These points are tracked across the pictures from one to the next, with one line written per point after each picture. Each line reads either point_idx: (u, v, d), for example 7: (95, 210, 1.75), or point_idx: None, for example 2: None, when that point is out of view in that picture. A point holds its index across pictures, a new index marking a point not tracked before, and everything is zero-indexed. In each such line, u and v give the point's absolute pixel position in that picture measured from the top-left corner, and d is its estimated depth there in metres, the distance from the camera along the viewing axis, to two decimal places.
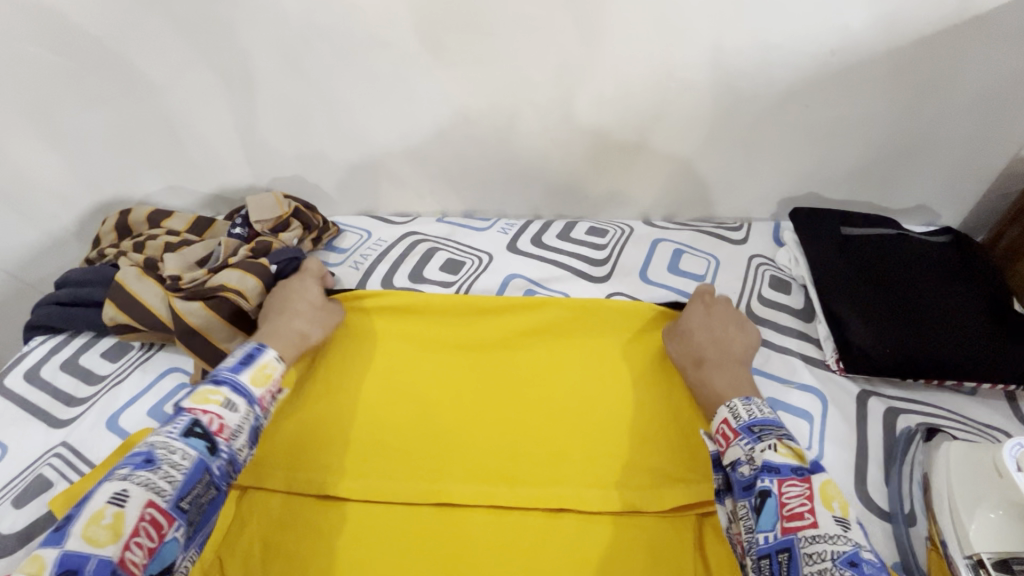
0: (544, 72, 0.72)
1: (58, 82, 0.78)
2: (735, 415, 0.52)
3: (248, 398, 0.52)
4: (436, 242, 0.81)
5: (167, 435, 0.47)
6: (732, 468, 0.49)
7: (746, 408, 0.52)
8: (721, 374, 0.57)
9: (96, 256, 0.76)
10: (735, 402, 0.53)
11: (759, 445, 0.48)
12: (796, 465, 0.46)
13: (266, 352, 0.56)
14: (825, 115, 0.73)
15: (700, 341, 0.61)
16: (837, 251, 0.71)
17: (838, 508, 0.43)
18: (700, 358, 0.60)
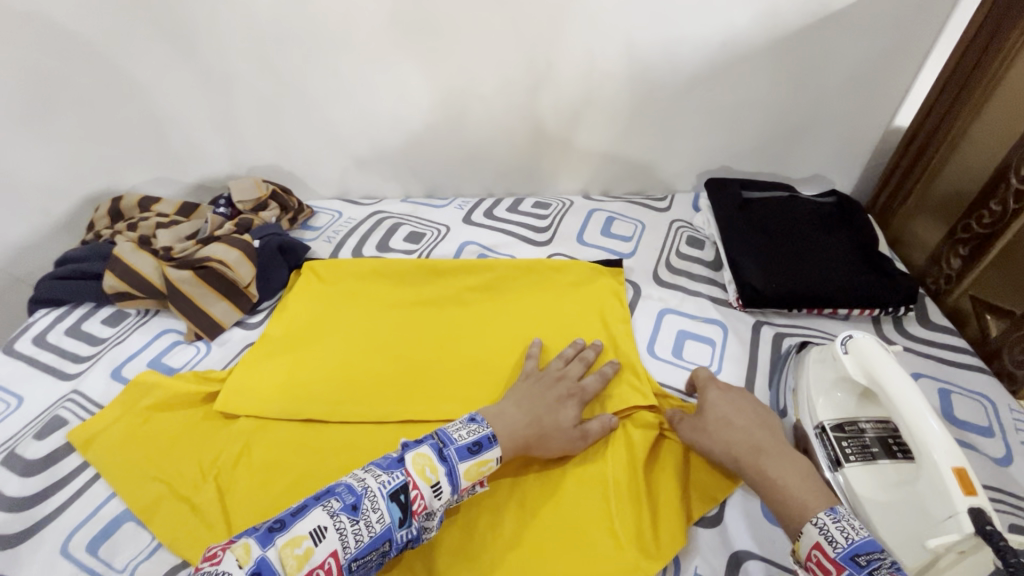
0: (487, 67, 0.84)
1: (53, 83, 0.87)
2: (830, 540, 0.43)
3: (454, 488, 0.50)
4: (401, 218, 0.92)
5: (380, 488, 0.47)
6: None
7: (839, 528, 0.44)
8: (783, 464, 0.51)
9: (92, 237, 0.85)
10: (822, 519, 0.45)
11: None
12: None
13: (493, 447, 0.53)
14: (726, 98, 0.87)
15: (738, 433, 0.55)
16: (737, 210, 0.85)
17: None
18: (757, 448, 0.53)
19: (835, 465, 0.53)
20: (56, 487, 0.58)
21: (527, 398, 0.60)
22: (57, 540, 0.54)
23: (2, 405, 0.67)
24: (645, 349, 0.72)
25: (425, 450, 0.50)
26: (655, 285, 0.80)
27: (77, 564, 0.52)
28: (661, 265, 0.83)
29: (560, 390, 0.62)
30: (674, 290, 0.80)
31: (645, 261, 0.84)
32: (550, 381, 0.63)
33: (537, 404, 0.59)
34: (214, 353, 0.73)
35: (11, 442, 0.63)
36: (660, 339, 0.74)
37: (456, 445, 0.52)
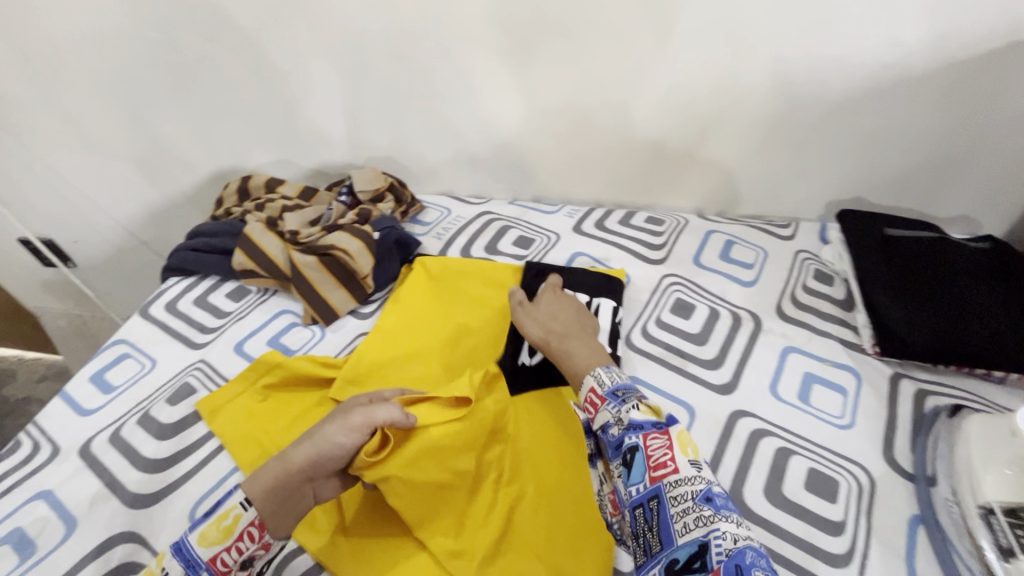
0: (619, 73, 0.81)
1: (202, 63, 0.92)
2: (600, 382, 0.57)
3: (195, 562, 0.48)
4: (509, 221, 0.91)
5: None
6: (603, 430, 0.54)
7: (608, 375, 0.58)
8: (580, 346, 0.63)
9: (222, 213, 0.90)
10: (598, 371, 0.59)
11: (623, 406, 0.54)
12: (654, 420, 0.52)
13: (234, 495, 0.51)
14: (876, 124, 0.79)
15: (554, 319, 0.68)
16: (876, 247, 0.78)
17: (691, 452, 0.50)
18: (564, 332, 0.66)
19: (1005, 555, 0.48)
20: (185, 453, 0.61)
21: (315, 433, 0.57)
22: (185, 507, 0.56)
23: (138, 365, 0.71)
24: (769, 389, 0.67)
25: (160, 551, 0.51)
26: (777, 319, 0.75)
27: None
28: (785, 299, 0.78)
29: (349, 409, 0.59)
30: (800, 328, 0.74)
31: (768, 292, 0.79)
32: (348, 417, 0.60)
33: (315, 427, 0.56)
34: (328, 339, 0.74)
35: (144, 403, 0.66)
36: (785, 379, 0.68)
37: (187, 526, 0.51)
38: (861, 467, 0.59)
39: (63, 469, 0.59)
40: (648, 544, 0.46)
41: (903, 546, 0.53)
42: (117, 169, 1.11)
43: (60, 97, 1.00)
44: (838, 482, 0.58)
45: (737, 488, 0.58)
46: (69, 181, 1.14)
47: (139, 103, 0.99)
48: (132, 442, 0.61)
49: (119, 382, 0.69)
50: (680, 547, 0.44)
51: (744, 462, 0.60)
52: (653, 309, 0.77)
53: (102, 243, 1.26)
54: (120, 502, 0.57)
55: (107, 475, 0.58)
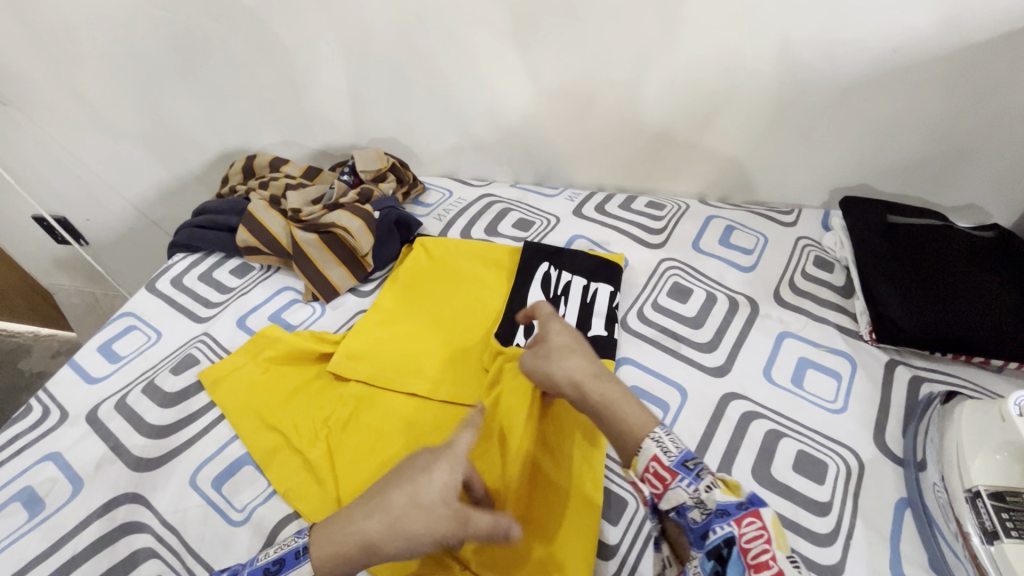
0: (625, 55, 0.80)
1: (210, 42, 0.93)
2: (665, 451, 0.48)
3: None
4: (510, 204, 0.91)
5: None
6: (678, 514, 0.47)
7: (671, 440, 0.49)
8: (624, 399, 0.53)
9: (227, 192, 0.91)
10: (658, 434, 0.50)
11: (702, 485, 0.47)
12: (738, 501, 0.46)
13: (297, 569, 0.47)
14: (884, 109, 0.78)
15: (581, 358, 0.56)
16: (879, 234, 0.77)
17: (785, 544, 0.45)
18: (597, 373, 0.55)
19: (989, 538, 0.48)
20: (187, 421, 0.63)
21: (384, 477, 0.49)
22: (186, 472, 0.58)
23: (144, 337, 0.73)
24: (762, 372, 0.67)
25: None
26: (775, 305, 0.75)
27: (204, 498, 0.56)
28: (784, 285, 0.78)
29: (423, 456, 0.49)
30: (797, 313, 0.74)
31: (766, 277, 0.79)
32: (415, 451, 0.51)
33: (391, 491, 0.47)
34: (328, 315, 0.76)
35: (149, 373, 0.68)
36: (778, 363, 0.68)
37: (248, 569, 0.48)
38: (851, 451, 0.59)
39: (71, 434, 0.61)
40: None
41: (889, 527, 0.54)
42: (128, 148, 1.13)
43: (72, 76, 1.02)
44: (827, 465, 0.58)
45: (725, 469, 0.58)
46: (81, 159, 1.16)
47: (149, 82, 1.00)
48: (137, 409, 0.63)
49: (126, 353, 0.71)
50: None
51: (734, 442, 0.60)
52: (651, 292, 0.77)
53: (112, 221, 1.28)
54: (124, 465, 0.59)
55: (113, 440, 0.60)
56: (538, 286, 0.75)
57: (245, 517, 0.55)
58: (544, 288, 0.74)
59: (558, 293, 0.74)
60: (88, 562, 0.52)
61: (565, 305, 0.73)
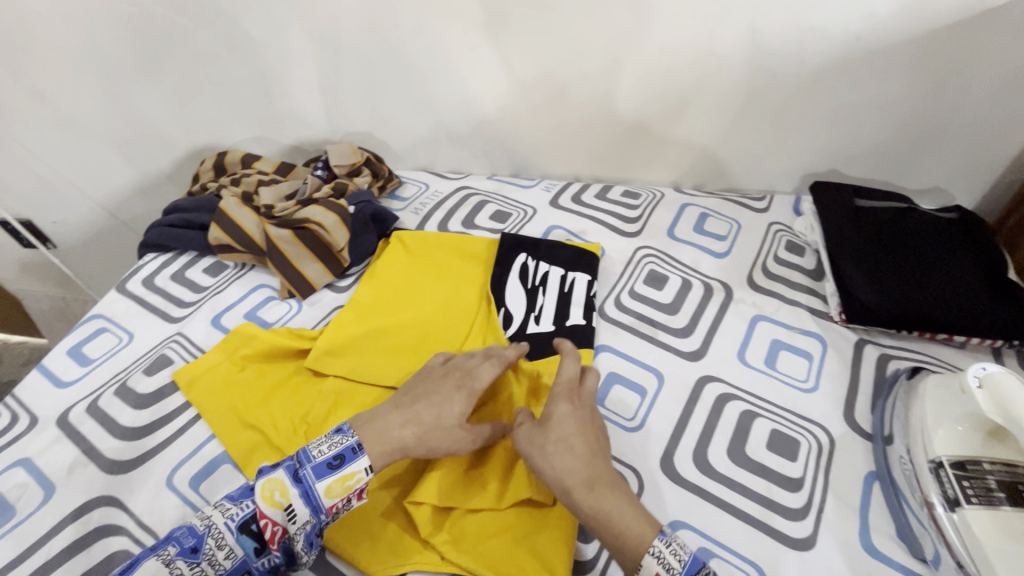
0: (597, 46, 0.81)
1: (175, 37, 0.90)
2: (668, 570, 0.44)
3: (313, 509, 0.49)
4: (487, 196, 0.91)
5: (226, 523, 0.47)
6: None
7: (672, 552, 0.45)
8: (615, 504, 0.48)
9: (198, 189, 0.90)
10: (656, 546, 0.45)
11: None
12: None
13: (362, 457, 0.51)
14: (849, 96, 0.80)
15: (578, 455, 0.51)
16: (847, 217, 0.79)
17: None
18: (591, 482, 0.50)
19: (951, 505, 0.50)
20: (162, 422, 0.62)
21: (410, 395, 0.57)
22: (163, 473, 0.57)
23: (116, 338, 0.72)
24: (737, 355, 0.69)
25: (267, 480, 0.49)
26: (748, 289, 0.77)
27: (181, 497, 0.55)
28: (757, 269, 0.79)
29: (449, 384, 0.58)
30: (770, 296, 0.76)
31: (740, 262, 0.80)
32: (440, 377, 0.59)
33: (421, 407, 0.56)
34: (305, 312, 0.75)
35: (122, 375, 0.67)
36: (752, 345, 0.70)
37: (312, 465, 0.50)
38: (821, 428, 0.61)
39: (42, 438, 0.60)
40: None
41: (858, 500, 0.55)
42: (94, 147, 1.10)
43: (32, 74, 0.99)
44: (800, 442, 0.60)
45: (701, 450, 0.59)
46: (45, 160, 1.13)
47: (114, 78, 0.98)
48: (110, 412, 0.62)
49: (97, 355, 0.70)
50: None
51: (710, 423, 0.62)
52: (627, 281, 0.78)
53: (80, 223, 1.25)
54: (98, 469, 0.58)
55: (85, 443, 0.59)
56: (516, 276, 0.75)
57: None
58: (522, 279, 0.75)
59: (536, 283, 0.75)
60: (62, 566, 0.51)
61: (542, 295, 0.74)
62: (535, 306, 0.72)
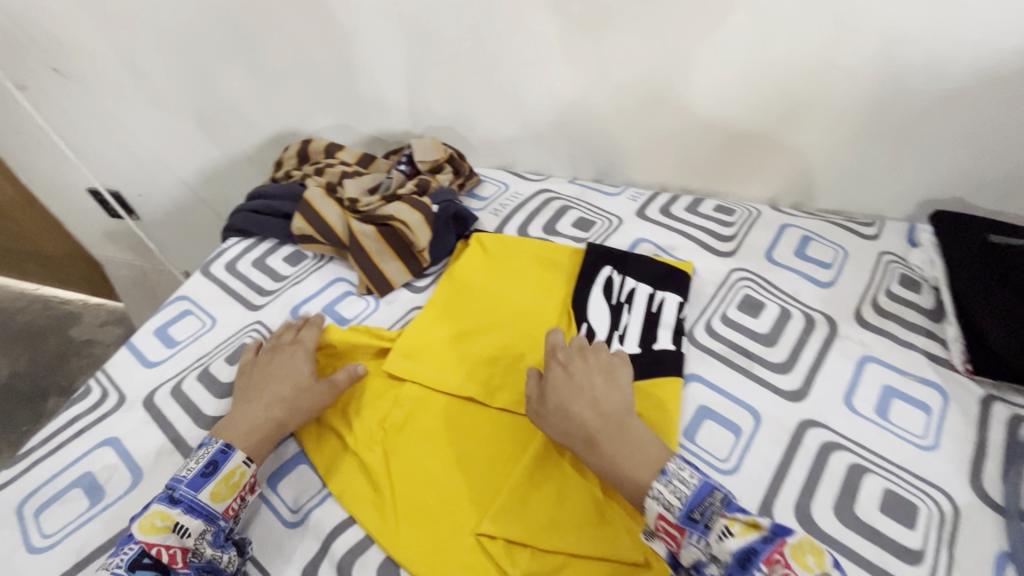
0: (703, 48, 0.75)
1: (269, 21, 0.90)
2: (668, 507, 0.45)
3: (210, 515, 0.51)
4: (569, 201, 0.87)
5: (114, 569, 0.47)
6: (696, 571, 0.43)
7: (671, 491, 0.46)
8: (619, 448, 0.50)
9: (281, 176, 0.90)
10: (657, 487, 0.46)
11: (711, 538, 0.42)
12: (761, 536, 0.41)
13: (232, 453, 0.54)
14: (991, 118, 0.71)
15: (580, 409, 0.53)
16: (978, 255, 0.70)
17: (817, 564, 0.41)
18: (594, 433, 0.52)
19: None
20: None
21: (249, 380, 0.62)
22: None
23: (199, 323, 0.73)
24: (844, 400, 0.62)
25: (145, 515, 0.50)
26: (856, 326, 0.70)
27: (259, 499, 0.56)
28: (866, 304, 0.72)
29: (274, 362, 0.63)
30: (881, 336, 0.69)
31: (847, 295, 0.73)
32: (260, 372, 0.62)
33: (257, 402, 0.59)
34: (382, 310, 0.73)
35: (204, 360, 0.67)
36: (861, 390, 0.63)
37: (183, 480, 0.52)
38: (944, 494, 0.55)
39: (130, 418, 0.61)
40: None
41: None
42: (182, 126, 1.12)
43: (131, 52, 1.01)
44: (919, 508, 0.54)
45: (804, 503, 0.54)
46: (135, 135, 1.17)
47: (207, 60, 0.99)
48: (194, 399, 0.63)
49: (181, 338, 0.70)
50: None
51: (814, 474, 0.56)
52: (720, 305, 0.73)
53: (163, 197, 1.29)
54: (180, 456, 0.58)
55: (170, 429, 0.60)
56: (600, 291, 0.71)
57: (300, 519, 0.55)
58: (607, 294, 0.71)
59: (622, 300, 0.71)
60: None
61: (628, 313, 0.69)
62: (620, 325, 0.68)
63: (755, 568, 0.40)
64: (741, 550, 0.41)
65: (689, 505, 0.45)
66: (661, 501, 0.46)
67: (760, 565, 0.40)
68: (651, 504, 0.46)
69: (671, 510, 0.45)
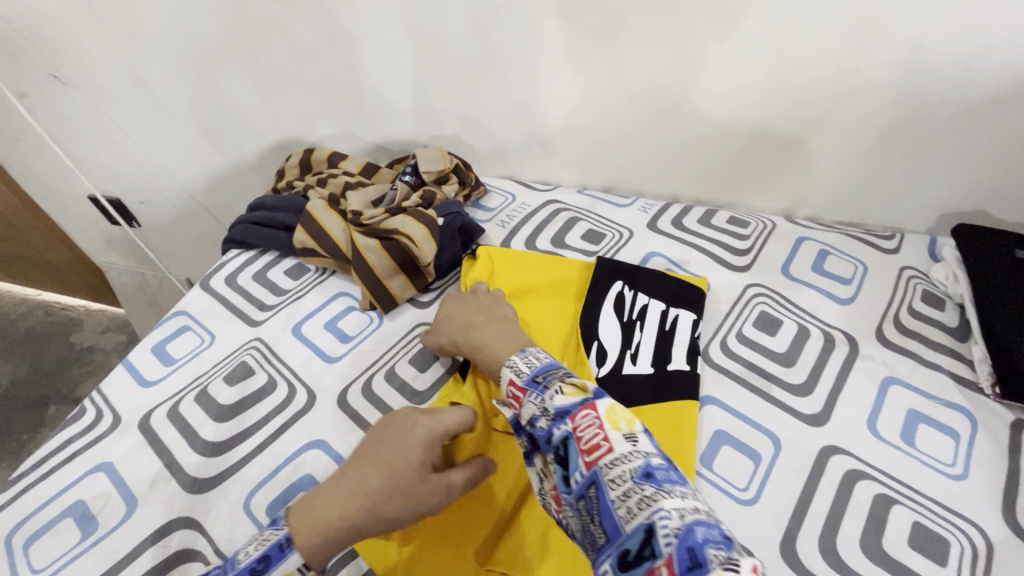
0: (720, 56, 0.72)
1: (272, 29, 0.88)
2: (518, 373, 0.49)
3: None
4: (578, 212, 0.85)
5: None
6: (530, 426, 0.44)
7: (524, 362, 0.50)
8: (493, 335, 0.58)
9: (283, 186, 0.88)
10: (515, 361, 0.51)
11: (546, 394, 0.44)
12: (580, 398, 0.43)
13: (286, 559, 0.43)
14: (1020, 130, 0.68)
15: (468, 315, 0.62)
16: (1004, 272, 0.67)
17: (627, 426, 0.41)
18: (472, 324, 0.61)
19: None
20: (240, 438, 0.59)
21: (359, 461, 0.48)
22: (240, 496, 0.54)
23: (197, 339, 0.70)
24: (867, 425, 0.60)
25: None
26: (879, 345, 0.67)
27: (255, 524, 0.53)
28: (888, 322, 0.69)
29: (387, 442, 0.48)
30: (904, 356, 0.66)
31: (868, 312, 0.70)
32: (376, 442, 0.49)
33: (356, 489, 0.46)
34: (386, 327, 0.71)
35: (202, 380, 0.65)
36: (885, 414, 0.61)
37: (229, 573, 0.43)
38: (976, 528, 0.52)
39: (126, 442, 0.59)
40: (596, 537, 0.38)
41: None
42: (184, 134, 1.10)
43: (132, 59, 0.99)
44: (950, 543, 0.51)
45: (828, 537, 0.52)
46: (137, 142, 1.15)
47: (208, 68, 0.97)
48: (191, 421, 0.60)
49: (179, 356, 0.68)
50: (629, 535, 0.35)
51: (838, 505, 0.54)
52: (735, 322, 0.70)
53: (164, 205, 1.27)
54: (176, 483, 0.56)
55: (166, 454, 0.58)
56: (610, 306, 0.69)
57: None
58: (617, 310, 0.69)
59: (633, 317, 0.68)
60: None
61: (640, 331, 0.67)
62: (632, 344, 0.66)
63: (566, 421, 0.42)
64: (562, 406, 0.43)
65: (538, 371, 0.48)
66: (514, 369, 0.49)
67: (568, 420, 0.42)
68: (506, 372, 0.50)
69: (520, 375, 0.48)
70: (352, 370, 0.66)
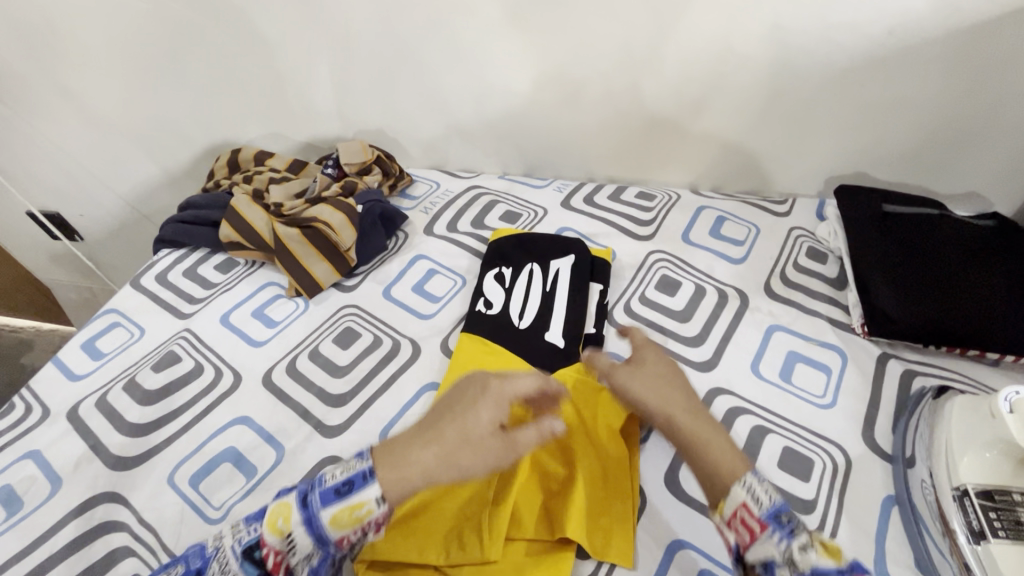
0: (613, 41, 0.78)
1: (193, 35, 0.91)
2: (756, 499, 0.43)
3: (323, 540, 0.44)
4: (498, 196, 0.90)
5: (232, 546, 0.45)
6: (765, 569, 0.42)
7: (763, 489, 0.44)
8: (712, 431, 0.49)
9: (212, 186, 0.91)
10: (749, 479, 0.44)
11: (796, 543, 0.41)
12: (838, 565, 0.40)
13: (370, 486, 0.44)
14: (878, 96, 0.76)
15: (661, 391, 0.52)
16: (872, 224, 0.74)
17: None
18: (693, 410, 0.51)
19: (976, 538, 0.46)
20: (166, 419, 0.62)
21: (432, 417, 0.49)
22: (164, 471, 0.58)
23: (127, 333, 0.73)
24: (750, 367, 0.66)
25: (283, 498, 0.45)
26: (765, 297, 0.73)
27: (181, 495, 0.56)
28: (775, 277, 0.76)
29: (472, 390, 0.50)
30: (787, 305, 0.72)
31: (757, 269, 0.77)
32: (466, 391, 0.50)
33: (445, 427, 0.47)
34: (311, 311, 0.74)
35: (131, 369, 0.68)
36: (766, 357, 0.67)
37: (319, 489, 0.45)
38: (837, 447, 0.58)
39: (53, 430, 0.61)
40: None
41: (874, 525, 0.52)
42: (117, 143, 1.12)
43: (57, 71, 1.01)
44: (813, 461, 0.57)
45: None
46: (70, 155, 1.16)
47: (134, 76, 0.99)
48: (117, 407, 0.63)
49: (109, 350, 0.71)
50: None
51: None
52: (638, 286, 0.76)
53: (103, 215, 1.28)
54: (102, 464, 0.58)
55: (92, 438, 0.60)
56: (522, 283, 0.73)
57: (222, 515, 0.54)
58: (530, 285, 0.73)
59: (549, 287, 0.73)
60: (64, 562, 0.51)
61: (552, 299, 0.71)
62: (545, 312, 0.70)
63: None
64: (822, 567, 0.40)
65: (777, 507, 0.43)
66: (750, 492, 0.43)
67: None
68: (739, 492, 0.43)
69: (758, 504, 0.43)
70: (277, 351, 0.69)
